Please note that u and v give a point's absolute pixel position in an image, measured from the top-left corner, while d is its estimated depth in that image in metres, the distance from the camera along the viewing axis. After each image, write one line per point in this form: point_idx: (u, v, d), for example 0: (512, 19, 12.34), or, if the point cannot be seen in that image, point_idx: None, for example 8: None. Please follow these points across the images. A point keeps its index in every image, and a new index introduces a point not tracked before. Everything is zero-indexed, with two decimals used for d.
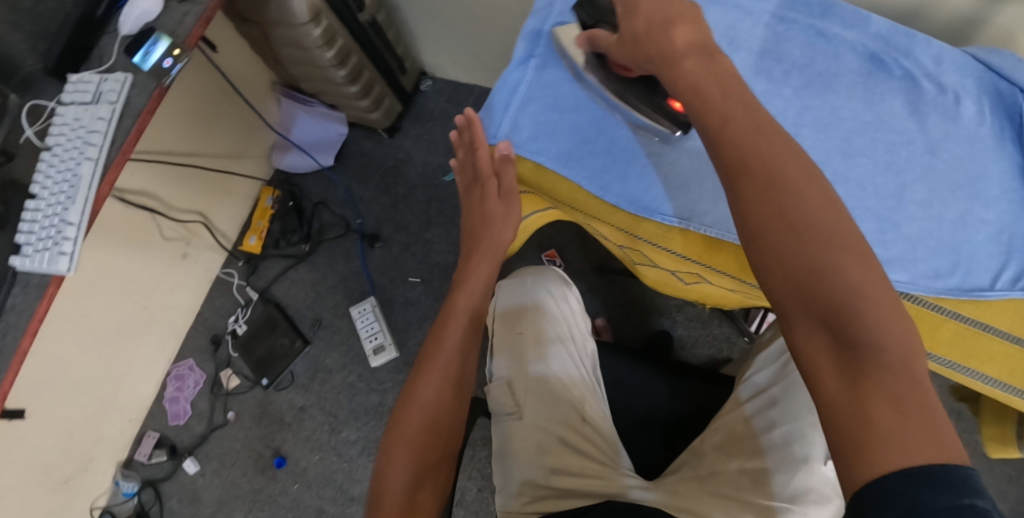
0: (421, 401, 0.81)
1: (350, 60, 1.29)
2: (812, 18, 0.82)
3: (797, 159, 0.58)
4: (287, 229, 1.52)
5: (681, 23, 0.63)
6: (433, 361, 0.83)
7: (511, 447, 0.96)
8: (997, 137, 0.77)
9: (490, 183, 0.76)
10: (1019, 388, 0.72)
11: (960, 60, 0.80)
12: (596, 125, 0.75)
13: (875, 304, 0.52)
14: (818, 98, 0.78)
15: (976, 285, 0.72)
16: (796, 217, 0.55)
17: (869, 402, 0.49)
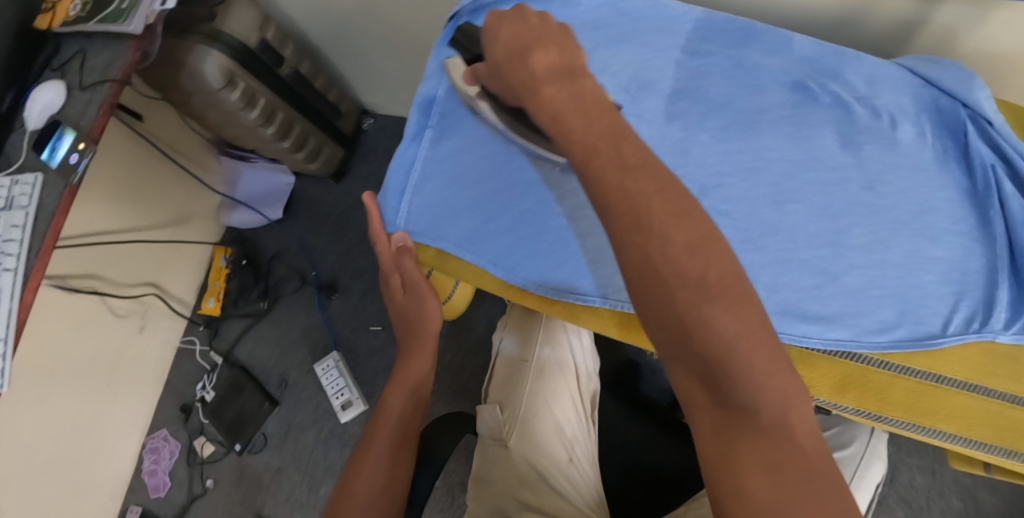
0: (388, 421, 0.75)
1: (277, 116, 1.23)
2: (729, 47, 0.69)
3: (673, 192, 0.46)
4: (244, 287, 1.49)
5: (545, 48, 0.53)
6: (397, 384, 0.79)
7: (489, 476, 0.83)
8: (941, 162, 0.67)
9: (394, 276, 0.74)
10: (982, 442, 0.64)
11: (895, 77, 0.68)
12: (502, 196, 0.67)
13: (744, 351, 0.44)
14: (742, 141, 0.66)
15: (927, 332, 0.64)
16: (661, 258, 0.45)
17: (738, 464, 0.43)
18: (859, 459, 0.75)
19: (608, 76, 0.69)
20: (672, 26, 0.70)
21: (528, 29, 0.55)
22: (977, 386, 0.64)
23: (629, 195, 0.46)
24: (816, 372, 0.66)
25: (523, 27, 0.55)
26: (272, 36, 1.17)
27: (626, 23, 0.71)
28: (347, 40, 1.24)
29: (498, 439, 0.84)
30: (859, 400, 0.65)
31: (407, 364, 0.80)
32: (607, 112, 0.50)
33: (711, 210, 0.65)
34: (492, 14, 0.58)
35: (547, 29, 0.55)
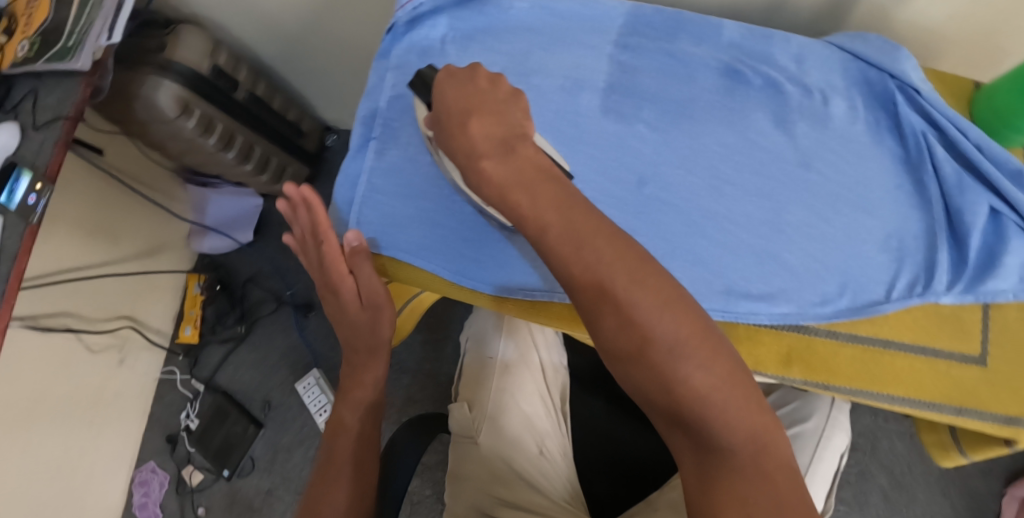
0: (346, 439, 0.75)
1: (237, 140, 1.23)
2: (660, 39, 0.69)
3: (631, 257, 0.49)
4: (221, 313, 1.49)
5: (479, 118, 0.55)
6: (349, 399, 0.77)
7: (462, 472, 0.81)
8: (873, 132, 0.68)
9: (348, 280, 0.70)
10: (933, 403, 0.65)
11: (823, 54, 0.68)
12: (449, 202, 0.68)
13: (713, 394, 0.47)
14: (678, 131, 0.67)
15: (871, 300, 0.64)
16: (632, 320, 0.48)
17: (717, 500, 0.46)
18: (820, 433, 0.77)
19: (546, 78, 0.68)
20: (604, 24, 0.70)
21: (475, 92, 0.57)
22: (923, 347, 0.65)
23: (590, 267, 0.49)
24: (762, 347, 0.66)
25: (465, 89, 0.58)
26: (224, 61, 1.18)
27: (559, 23, 0.70)
28: (300, 58, 1.25)
29: (470, 435, 0.82)
30: (806, 373, 0.65)
31: (357, 381, 0.78)
32: (547, 182, 0.53)
33: (651, 199, 0.65)
34: (443, 73, 0.60)
35: (488, 96, 0.57)
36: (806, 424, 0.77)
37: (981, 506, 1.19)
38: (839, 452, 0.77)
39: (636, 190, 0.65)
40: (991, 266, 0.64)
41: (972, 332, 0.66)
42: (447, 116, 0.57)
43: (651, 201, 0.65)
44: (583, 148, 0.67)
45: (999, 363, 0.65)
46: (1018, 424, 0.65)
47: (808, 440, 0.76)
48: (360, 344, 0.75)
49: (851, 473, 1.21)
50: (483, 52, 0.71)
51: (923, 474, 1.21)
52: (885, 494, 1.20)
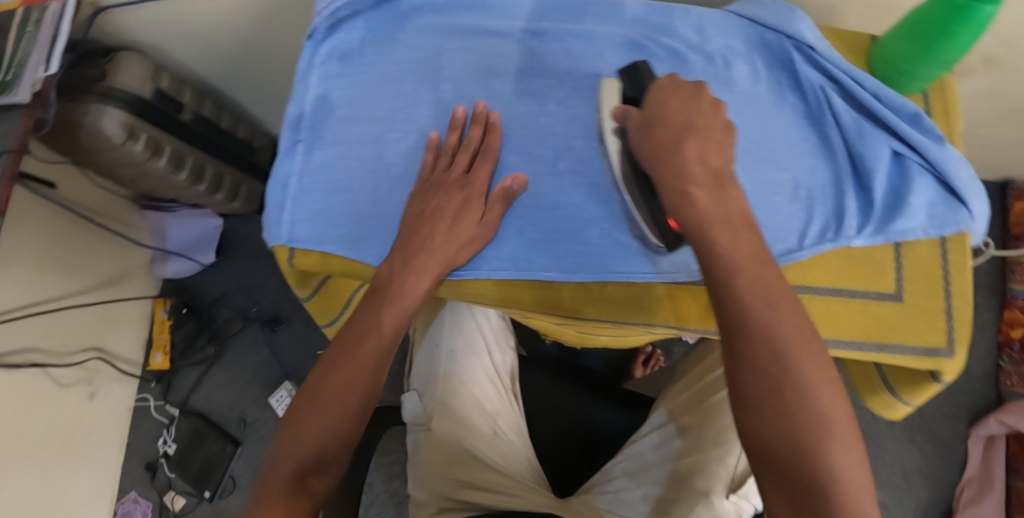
0: (333, 422, 0.62)
1: (187, 161, 1.25)
2: (566, 22, 0.70)
3: (804, 325, 0.51)
4: (190, 336, 1.50)
5: (696, 139, 0.57)
6: (359, 369, 0.64)
7: (419, 460, 0.81)
8: (776, 91, 0.70)
9: (477, 203, 0.66)
10: (850, 341, 0.65)
11: (722, 22, 0.71)
12: (374, 194, 0.69)
13: (841, 469, 0.48)
14: (588, 104, 0.68)
15: (786, 248, 0.65)
16: (786, 381, 0.49)
17: None
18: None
19: (460, 67, 0.70)
20: (513, 12, 0.71)
21: (697, 113, 0.58)
22: (841, 289, 0.66)
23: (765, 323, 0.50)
24: (680, 302, 0.65)
25: (682, 102, 0.59)
26: (167, 85, 1.17)
27: (469, 15, 0.71)
28: (243, 75, 1.26)
29: (424, 424, 0.82)
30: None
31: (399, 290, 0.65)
32: (745, 228, 0.54)
33: (568, 171, 0.66)
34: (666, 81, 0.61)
35: (707, 120, 0.58)
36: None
37: (948, 448, 1.22)
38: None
39: (550, 163, 0.67)
40: (899, 206, 0.65)
41: (885, 270, 0.66)
42: (664, 126, 0.58)
43: (566, 173, 0.66)
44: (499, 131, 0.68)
45: (917, 298, 0.66)
46: (938, 355, 0.64)
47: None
48: (447, 253, 0.65)
49: None
50: (401, 49, 0.71)
51: (889, 422, 1.24)
52: None
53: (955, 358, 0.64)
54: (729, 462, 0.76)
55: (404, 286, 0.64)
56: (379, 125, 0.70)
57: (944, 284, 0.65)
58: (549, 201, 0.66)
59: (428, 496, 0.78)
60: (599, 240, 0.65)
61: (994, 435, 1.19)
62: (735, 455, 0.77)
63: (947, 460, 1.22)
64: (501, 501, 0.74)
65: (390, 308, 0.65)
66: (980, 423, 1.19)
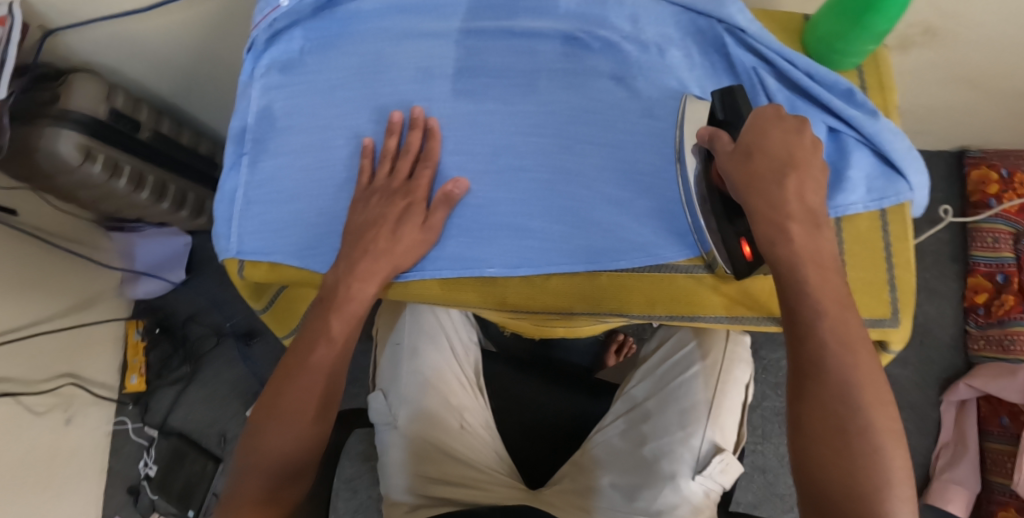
0: (299, 434, 0.63)
1: (148, 180, 1.22)
2: (500, 19, 0.70)
3: (875, 374, 0.55)
4: (166, 356, 1.49)
5: (797, 175, 0.55)
6: (316, 379, 0.64)
7: (389, 460, 0.81)
8: (711, 76, 0.68)
9: (418, 209, 0.66)
10: None
11: (658, 11, 0.68)
12: (318, 202, 0.69)
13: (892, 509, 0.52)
14: (525, 100, 0.68)
15: None
16: (846, 422, 0.54)
17: None
18: (720, 366, 0.83)
19: (398, 72, 0.70)
20: (448, 13, 0.71)
21: (800, 146, 0.56)
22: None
23: (838, 368, 0.54)
24: (626, 291, 0.65)
25: (789, 130, 0.56)
26: (122, 103, 1.14)
27: (405, 19, 0.71)
28: (200, 90, 1.24)
29: (391, 423, 0.82)
30: (669, 309, 0.65)
31: (348, 295, 0.64)
32: (832, 273, 0.55)
33: (510, 167, 0.67)
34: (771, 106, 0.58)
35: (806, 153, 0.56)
36: (706, 359, 0.84)
37: (922, 416, 1.24)
38: (741, 381, 0.83)
39: (492, 161, 0.67)
40: (840, 182, 0.64)
41: None
42: (766, 157, 0.56)
43: (507, 169, 0.67)
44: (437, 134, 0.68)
45: (861, 272, 0.64)
46: (883, 325, 0.63)
47: (709, 374, 0.83)
48: (395, 258, 0.65)
49: None
50: (339, 57, 0.71)
51: None
52: None
53: (900, 327, 0.63)
54: (692, 445, 0.78)
55: (353, 294, 0.64)
56: (321, 135, 0.70)
57: (886, 258, 0.64)
58: (490, 199, 0.66)
59: (399, 496, 0.79)
60: (542, 232, 0.65)
61: (965, 400, 1.21)
62: (698, 437, 0.78)
63: (923, 428, 1.23)
64: (475, 496, 0.76)
65: (340, 315, 0.65)
66: (952, 389, 1.21)
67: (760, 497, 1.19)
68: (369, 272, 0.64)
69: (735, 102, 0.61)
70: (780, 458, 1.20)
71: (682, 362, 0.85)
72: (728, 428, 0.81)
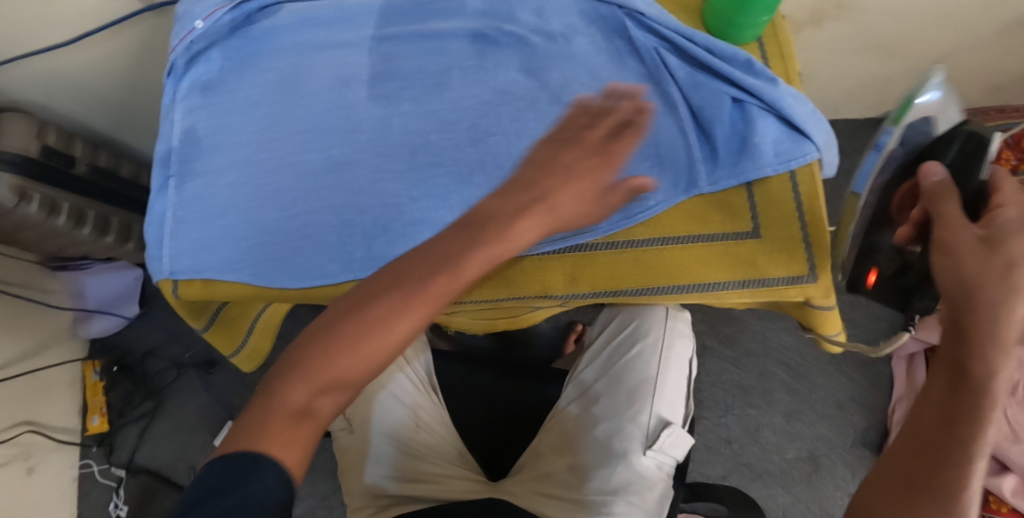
0: (368, 358, 0.49)
1: (88, 215, 1.14)
2: (411, 23, 0.72)
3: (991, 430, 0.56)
4: (127, 393, 1.36)
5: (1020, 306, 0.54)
6: (420, 303, 0.50)
7: (346, 465, 0.83)
8: (617, 59, 0.70)
9: (595, 174, 0.60)
10: (719, 282, 0.67)
11: (561, 1, 0.72)
12: (245, 216, 0.69)
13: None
14: (439, 98, 0.70)
15: (640, 206, 0.67)
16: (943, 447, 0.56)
17: None
18: (661, 344, 0.88)
19: (315, 82, 0.71)
20: (360, 22, 0.72)
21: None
22: (697, 235, 0.67)
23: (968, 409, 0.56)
24: (547, 273, 0.69)
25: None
26: (55, 140, 1.08)
27: (319, 31, 0.72)
28: (135, 121, 1.16)
29: (345, 428, 0.84)
30: (593, 285, 0.68)
31: (503, 236, 0.55)
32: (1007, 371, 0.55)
33: (428, 164, 0.68)
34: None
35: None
36: (647, 338, 0.88)
37: (875, 373, 1.25)
38: (684, 356, 0.88)
39: (408, 159, 0.68)
40: (746, 150, 0.67)
41: (740, 211, 0.67)
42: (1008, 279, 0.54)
43: (423, 167, 0.68)
44: (356, 139, 0.69)
45: (775, 233, 0.67)
46: (802, 282, 0.66)
47: (652, 352, 0.87)
48: (557, 218, 0.58)
49: (752, 376, 1.26)
50: (257, 73, 0.72)
51: (818, 358, 1.26)
52: (788, 387, 1.25)
53: (818, 282, 0.66)
54: (642, 421, 0.81)
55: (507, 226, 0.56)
56: (246, 151, 0.71)
57: (799, 216, 0.66)
58: (406, 196, 0.67)
59: (361, 501, 0.80)
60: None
61: (914, 354, 1.21)
62: (648, 414, 0.81)
63: (876, 385, 1.25)
64: (433, 491, 0.77)
65: (489, 247, 0.54)
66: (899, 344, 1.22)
67: (728, 469, 1.22)
68: (497, 227, 0.55)
69: (971, 159, 0.61)
70: (744, 428, 1.23)
71: (626, 341, 0.89)
72: (676, 404, 0.84)
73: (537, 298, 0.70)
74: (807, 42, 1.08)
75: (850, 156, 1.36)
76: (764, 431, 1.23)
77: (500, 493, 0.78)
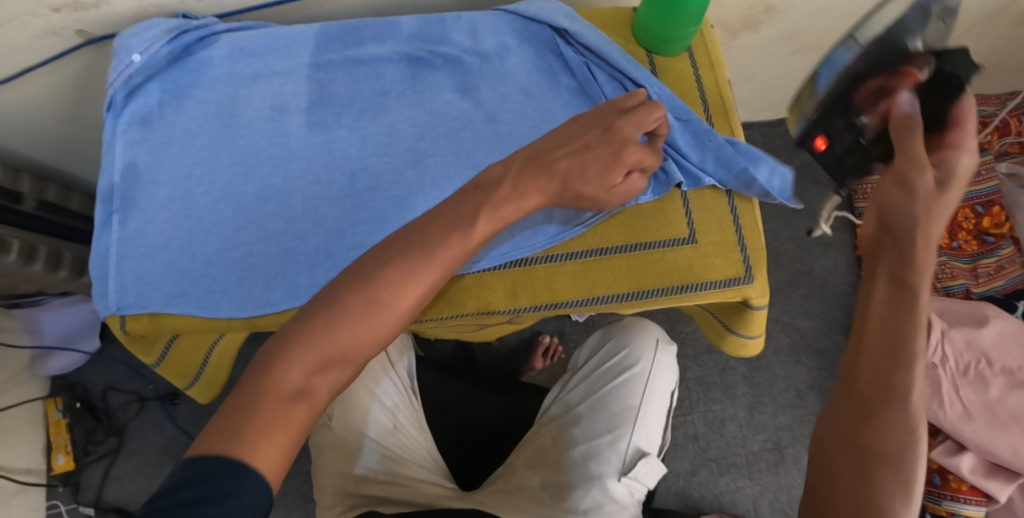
0: (395, 315, 0.53)
1: (39, 250, 1.10)
2: (346, 49, 0.73)
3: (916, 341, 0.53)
4: (89, 430, 1.32)
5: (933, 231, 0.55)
6: (427, 273, 0.54)
7: (319, 459, 0.85)
8: (548, 76, 0.73)
9: (589, 156, 0.62)
10: (657, 290, 0.68)
11: (494, 21, 0.74)
12: (189, 249, 0.69)
13: (896, 442, 0.52)
14: (375, 122, 0.71)
15: (570, 219, 0.69)
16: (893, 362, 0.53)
17: (834, 494, 0.53)
18: (647, 374, 0.91)
19: (251, 112, 0.72)
20: (297, 49, 0.73)
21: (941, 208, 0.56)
22: (634, 244, 0.69)
23: (891, 324, 0.54)
24: (488, 289, 0.69)
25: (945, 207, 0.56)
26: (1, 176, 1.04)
27: (257, 60, 0.73)
28: (81, 154, 1.13)
29: (324, 418, 0.86)
30: (533, 299, 0.69)
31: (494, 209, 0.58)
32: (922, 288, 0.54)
33: (364, 190, 0.69)
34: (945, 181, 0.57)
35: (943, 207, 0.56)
36: (634, 368, 0.91)
37: (834, 363, 1.29)
38: (667, 388, 0.91)
39: (347, 186, 0.69)
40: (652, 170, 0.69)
41: (676, 219, 0.70)
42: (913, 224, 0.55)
43: (362, 192, 0.69)
44: (296, 165, 0.70)
45: (708, 239, 0.69)
46: (738, 283, 0.68)
47: (637, 381, 0.90)
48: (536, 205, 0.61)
49: (713, 372, 1.28)
50: (193, 105, 0.73)
51: (777, 351, 1.30)
52: (748, 379, 1.28)
53: (755, 283, 0.68)
54: (619, 448, 0.84)
55: (513, 195, 0.59)
56: (188, 184, 0.71)
57: (733, 220, 0.70)
58: (348, 221, 0.68)
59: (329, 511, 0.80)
60: None
61: None
62: (626, 441, 0.84)
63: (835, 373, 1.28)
64: (403, 495, 0.78)
65: (492, 211, 0.58)
66: None
67: (697, 465, 1.23)
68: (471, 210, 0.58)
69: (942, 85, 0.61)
70: (708, 423, 1.26)
71: (614, 367, 0.92)
72: (652, 434, 0.87)
73: (481, 316, 0.70)
74: (747, 46, 1.10)
75: (799, 152, 1.39)
76: (729, 424, 1.25)
77: (471, 502, 0.77)
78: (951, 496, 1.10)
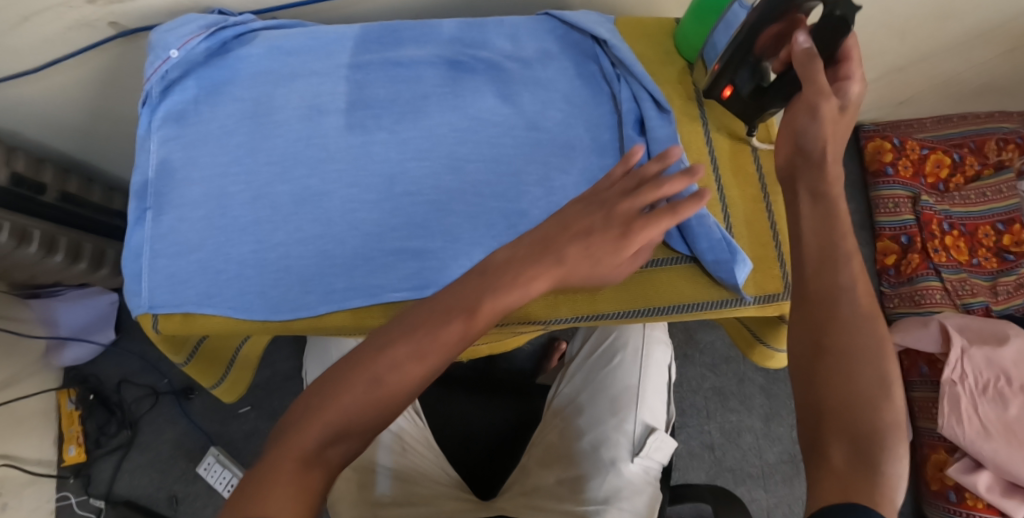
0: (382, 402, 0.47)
1: (60, 242, 1.10)
2: (385, 51, 0.73)
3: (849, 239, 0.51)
4: (101, 423, 1.30)
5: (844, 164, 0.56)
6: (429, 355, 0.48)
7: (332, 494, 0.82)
8: (588, 84, 0.73)
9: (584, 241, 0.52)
10: (697, 304, 0.68)
11: (534, 27, 0.75)
12: (222, 248, 0.69)
13: (866, 335, 0.47)
14: (414, 126, 0.71)
15: None
16: (838, 260, 0.50)
17: (821, 401, 0.47)
18: (641, 352, 0.93)
19: (288, 111, 0.71)
20: (336, 49, 0.72)
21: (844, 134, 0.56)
22: (674, 257, 0.69)
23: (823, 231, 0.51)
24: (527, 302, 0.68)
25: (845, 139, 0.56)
26: (24, 166, 1.01)
27: (294, 59, 0.72)
28: (105, 146, 1.12)
29: None
30: (572, 311, 0.68)
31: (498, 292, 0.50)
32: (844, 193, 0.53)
33: (403, 194, 0.69)
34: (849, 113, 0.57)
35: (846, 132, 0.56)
36: (626, 348, 0.93)
37: None
38: (661, 363, 0.93)
39: (385, 189, 0.69)
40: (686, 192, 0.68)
41: None
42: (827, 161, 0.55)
43: (402, 196, 0.69)
44: (332, 168, 0.70)
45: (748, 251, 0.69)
46: (777, 299, 0.69)
47: (632, 361, 0.91)
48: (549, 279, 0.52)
49: (731, 382, 1.28)
50: (228, 102, 0.72)
51: None
52: (765, 391, 1.27)
53: None
54: (627, 429, 0.84)
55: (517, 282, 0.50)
56: (223, 182, 0.70)
57: (774, 236, 0.70)
58: (387, 225, 0.68)
59: None
60: (441, 253, 0.67)
61: None
62: (632, 422, 0.85)
63: None
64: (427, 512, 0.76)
65: (495, 297, 0.50)
66: None
67: (712, 475, 1.23)
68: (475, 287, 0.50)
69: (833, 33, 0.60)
70: (724, 433, 1.25)
71: (608, 351, 0.93)
72: (656, 410, 0.88)
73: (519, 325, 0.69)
74: None
75: None
76: (745, 435, 1.25)
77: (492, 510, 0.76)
78: (966, 513, 1.11)
